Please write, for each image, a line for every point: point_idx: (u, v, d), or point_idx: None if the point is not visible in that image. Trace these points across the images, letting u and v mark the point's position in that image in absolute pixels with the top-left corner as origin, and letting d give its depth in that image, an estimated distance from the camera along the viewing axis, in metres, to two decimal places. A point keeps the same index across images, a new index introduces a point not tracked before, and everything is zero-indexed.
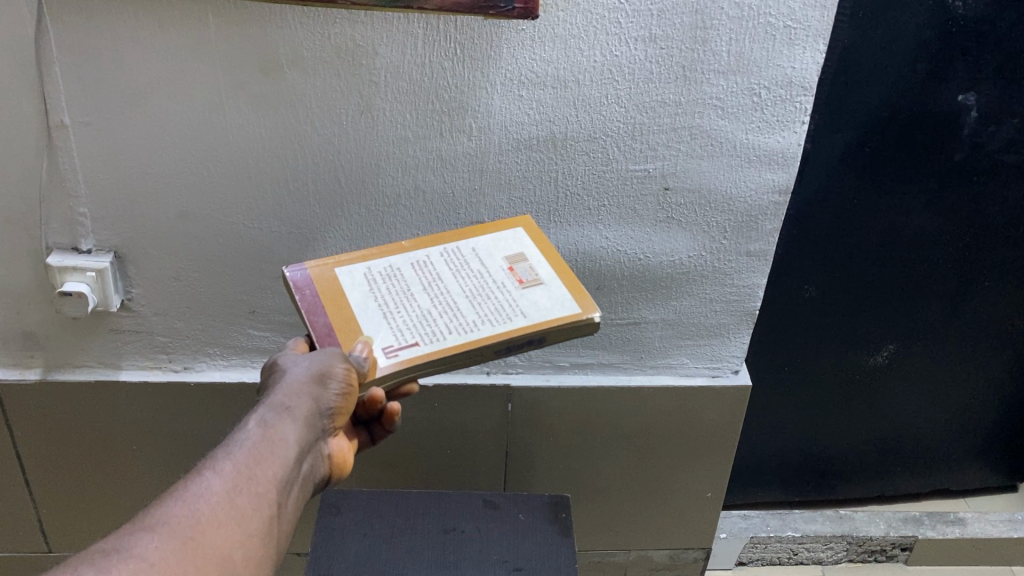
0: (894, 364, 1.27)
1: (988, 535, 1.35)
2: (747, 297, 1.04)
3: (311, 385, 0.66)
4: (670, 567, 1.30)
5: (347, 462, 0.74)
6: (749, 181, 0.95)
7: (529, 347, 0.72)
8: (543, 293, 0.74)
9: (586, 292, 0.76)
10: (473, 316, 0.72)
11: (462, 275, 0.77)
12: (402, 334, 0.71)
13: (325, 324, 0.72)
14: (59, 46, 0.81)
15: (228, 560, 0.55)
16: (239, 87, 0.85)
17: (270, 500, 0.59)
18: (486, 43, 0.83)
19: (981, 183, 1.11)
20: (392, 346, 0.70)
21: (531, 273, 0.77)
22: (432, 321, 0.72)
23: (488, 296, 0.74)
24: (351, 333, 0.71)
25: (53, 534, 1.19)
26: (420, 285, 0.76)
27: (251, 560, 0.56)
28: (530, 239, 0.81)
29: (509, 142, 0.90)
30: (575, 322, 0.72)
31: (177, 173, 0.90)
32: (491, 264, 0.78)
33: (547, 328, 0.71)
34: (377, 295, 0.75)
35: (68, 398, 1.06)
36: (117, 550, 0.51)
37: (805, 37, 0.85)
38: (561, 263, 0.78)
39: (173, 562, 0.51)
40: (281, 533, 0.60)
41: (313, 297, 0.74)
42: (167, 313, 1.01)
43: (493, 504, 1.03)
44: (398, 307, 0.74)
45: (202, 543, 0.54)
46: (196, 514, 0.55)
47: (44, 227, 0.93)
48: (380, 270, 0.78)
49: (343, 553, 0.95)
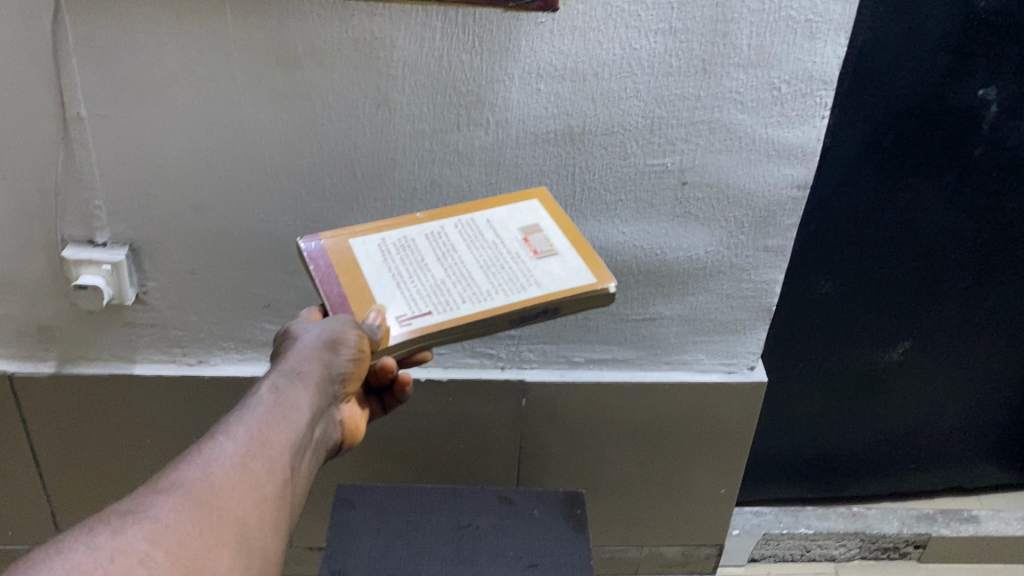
0: (909, 359, 1.27)
1: (1003, 533, 1.34)
2: (764, 293, 1.03)
3: (323, 350, 0.66)
4: (682, 563, 1.30)
5: (358, 429, 0.75)
6: (768, 176, 0.94)
7: (544, 317, 0.71)
8: (558, 264, 0.73)
9: (601, 263, 0.74)
10: (487, 286, 0.71)
11: (476, 246, 0.75)
12: (416, 303, 0.69)
13: (338, 294, 0.71)
14: (75, 38, 0.81)
15: (242, 520, 0.55)
16: (256, 79, 0.84)
17: (283, 462, 0.60)
18: (506, 36, 0.83)
19: (1000, 178, 1.10)
20: (406, 314, 0.69)
21: (546, 243, 0.76)
22: (445, 290, 0.70)
23: (502, 267, 0.73)
24: (364, 302, 0.70)
25: (67, 528, 1.19)
26: (434, 255, 0.74)
27: (266, 522, 0.57)
28: (545, 211, 0.80)
29: (527, 135, 0.90)
30: (589, 292, 0.71)
31: (194, 166, 0.90)
32: (505, 235, 0.77)
33: (562, 297, 0.70)
34: (391, 266, 0.73)
35: (82, 391, 1.06)
36: (133, 510, 0.52)
37: (827, 31, 0.84)
38: (575, 233, 0.77)
39: (188, 521, 0.52)
40: (295, 497, 0.61)
41: (326, 267, 0.72)
42: (182, 306, 1.01)
43: (507, 499, 1.02)
44: (412, 276, 0.72)
45: (218, 504, 0.54)
46: (211, 475, 0.55)
47: (60, 219, 0.93)
48: (394, 241, 0.76)
49: (358, 548, 0.94)
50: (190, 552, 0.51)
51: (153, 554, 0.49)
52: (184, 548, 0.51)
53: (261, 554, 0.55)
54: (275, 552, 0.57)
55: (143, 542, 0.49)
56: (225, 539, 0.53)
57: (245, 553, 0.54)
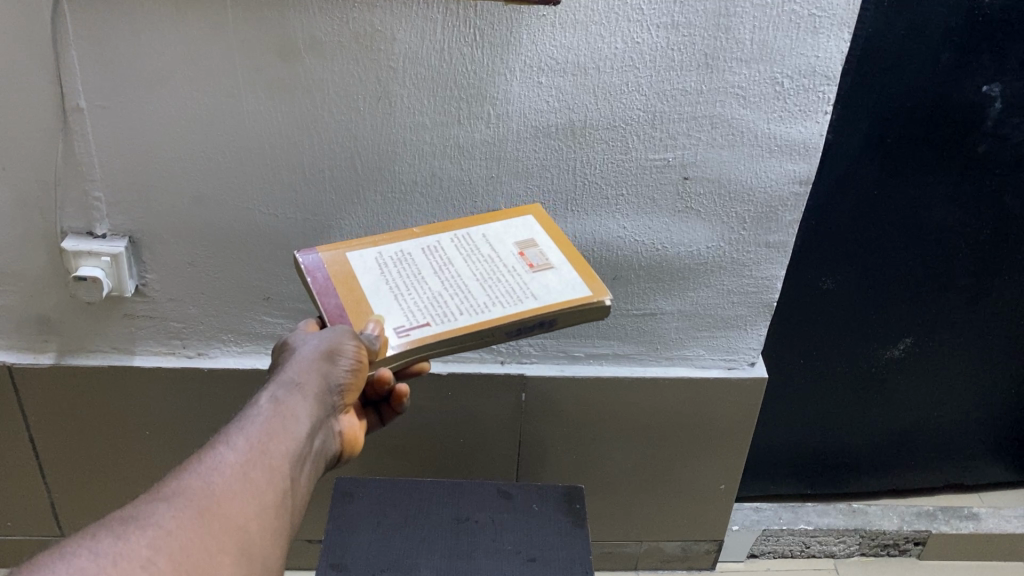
0: (910, 356, 1.26)
1: (1002, 531, 1.34)
2: (765, 288, 1.03)
3: (323, 362, 0.65)
4: (681, 558, 1.30)
5: (357, 440, 0.73)
6: (770, 171, 0.93)
7: (540, 330, 0.71)
8: (554, 277, 0.73)
9: (597, 279, 0.74)
10: (484, 298, 0.71)
11: (473, 260, 0.75)
12: (414, 314, 0.69)
13: (337, 305, 0.70)
14: (74, 28, 0.81)
15: (244, 530, 0.54)
16: (257, 72, 0.84)
17: (283, 473, 0.59)
18: (507, 28, 0.82)
19: (1003, 175, 1.10)
20: (404, 325, 0.69)
21: (543, 258, 0.76)
22: (443, 302, 0.70)
23: (499, 280, 0.73)
24: (361, 314, 0.70)
25: (67, 519, 1.19)
26: (431, 269, 0.74)
27: (267, 531, 0.56)
28: (539, 225, 0.80)
29: (528, 129, 0.89)
30: (586, 305, 0.71)
31: (194, 159, 0.90)
32: (501, 249, 0.77)
33: (559, 309, 0.70)
34: (388, 278, 0.73)
35: (82, 383, 1.06)
36: (134, 517, 0.51)
37: (831, 25, 0.84)
38: (572, 250, 0.77)
39: (188, 529, 0.52)
40: (296, 507, 0.60)
41: (324, 280, 0.72)
42: (182, 299, 1.01)
43: (506, 493, 1.02)
44: (409, 289, 0.72)
45: (218, 513, 0.53)
46: (212, 485, 0.55)
47: (60, 211, 0.93)
48: (391, 255, 0.76)
49: (356, 541, 0.94)
50: (191, 559, 0.50)
51: (154, 561, 0.49)
52: (185, 556, 0.50)
53: (261, 563, 0.55)
54: (275, 560, 0.56)
55: (144, 550, 0.49)
56: (226, 548, 0.52)
57: (245, 560, 0.53)
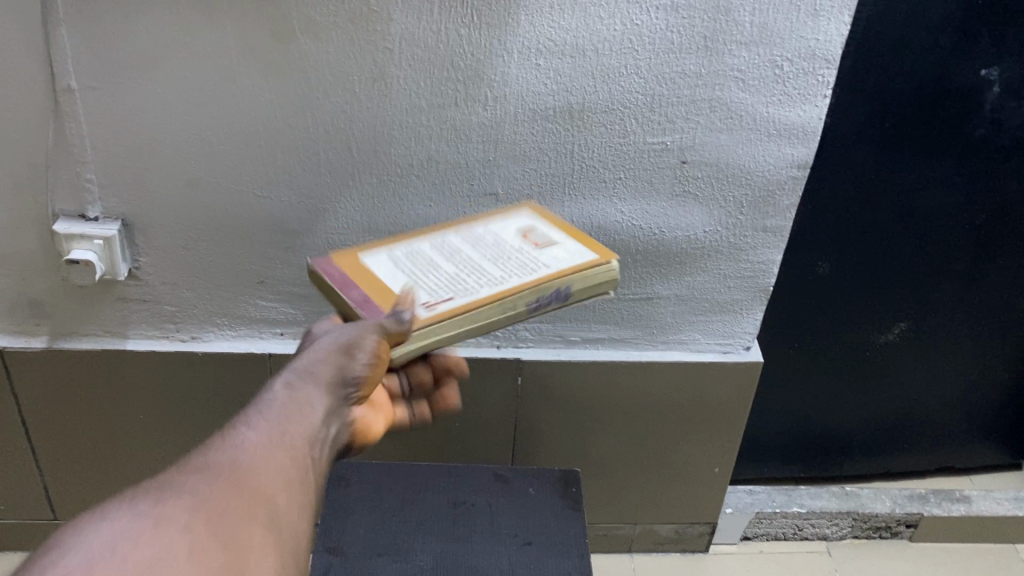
0: (905, 341, 1.27)
1: (993, 513, 1.35)
2: (761, 273, 1.03)
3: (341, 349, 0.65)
4: (675, 541, 1.30)
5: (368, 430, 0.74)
6: (769, 155, 0.93)
7: (557, 303, 0.70)
8: (561, 249, 0.73)
9: (602, 247, 0.75)
10: (500, 272, 0.70)
11: (480, 245, 0.75)
12: (433, 291, 0.68)
13: (360, 296, 0.68)
14: (65, 7, 0.79)
15: (270, 499, 0.55)
16: (252, 53, 0.83)
17: (301, 452, 0.59)
18: (505, 9, 0.82)
19: (1000, 160, 1.09)
20: (426, 300, 0.67)
21: (546, 237, 0.76)
22: (459, 279, 0.70)
23: (510, 257, 0.72)
24: (387, 297, 0.68)
25: (60, 503, 1.18)
26: (441, 257, 0.74)
27: (292, 505, 0.56)
28: (536, 215, 0.81)
29: (525, 112, 0.88)
30: (600, 266, 0.70)
31: (187, 141, 0.89)
32: (507, 236, 0.77)
33: (575, 273, 0.69)
34: (402, 267, 0.72)
35: (74, 367, 1.05)
36: (165, 486, 0.52)
37: (831, 8, 0.83)
38: (572, 228, 0.78)
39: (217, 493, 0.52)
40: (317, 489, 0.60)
41: (341, 275, 0.71)
42: (176, 282, 1.00)
43: (503, 477, 1.01)
44: (425, 273, 0.71)
45: (244, 482, 0.54)
46: (235, 460, 0.55)
47: (51, 193, 0.91)
48: (401, 253, 0.76)
49: (352, 526, 0.94)
50: (223, 519, 0.51)
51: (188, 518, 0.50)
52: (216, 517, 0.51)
53: (290, 531, 0.55)
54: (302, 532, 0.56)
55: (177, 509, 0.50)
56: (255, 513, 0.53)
57: (274, 525, 0.54)
